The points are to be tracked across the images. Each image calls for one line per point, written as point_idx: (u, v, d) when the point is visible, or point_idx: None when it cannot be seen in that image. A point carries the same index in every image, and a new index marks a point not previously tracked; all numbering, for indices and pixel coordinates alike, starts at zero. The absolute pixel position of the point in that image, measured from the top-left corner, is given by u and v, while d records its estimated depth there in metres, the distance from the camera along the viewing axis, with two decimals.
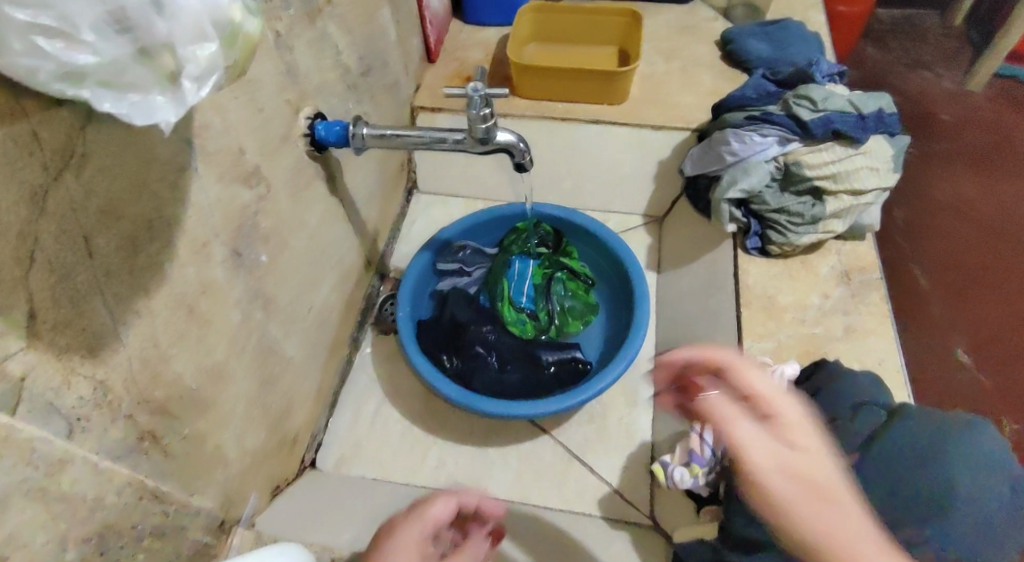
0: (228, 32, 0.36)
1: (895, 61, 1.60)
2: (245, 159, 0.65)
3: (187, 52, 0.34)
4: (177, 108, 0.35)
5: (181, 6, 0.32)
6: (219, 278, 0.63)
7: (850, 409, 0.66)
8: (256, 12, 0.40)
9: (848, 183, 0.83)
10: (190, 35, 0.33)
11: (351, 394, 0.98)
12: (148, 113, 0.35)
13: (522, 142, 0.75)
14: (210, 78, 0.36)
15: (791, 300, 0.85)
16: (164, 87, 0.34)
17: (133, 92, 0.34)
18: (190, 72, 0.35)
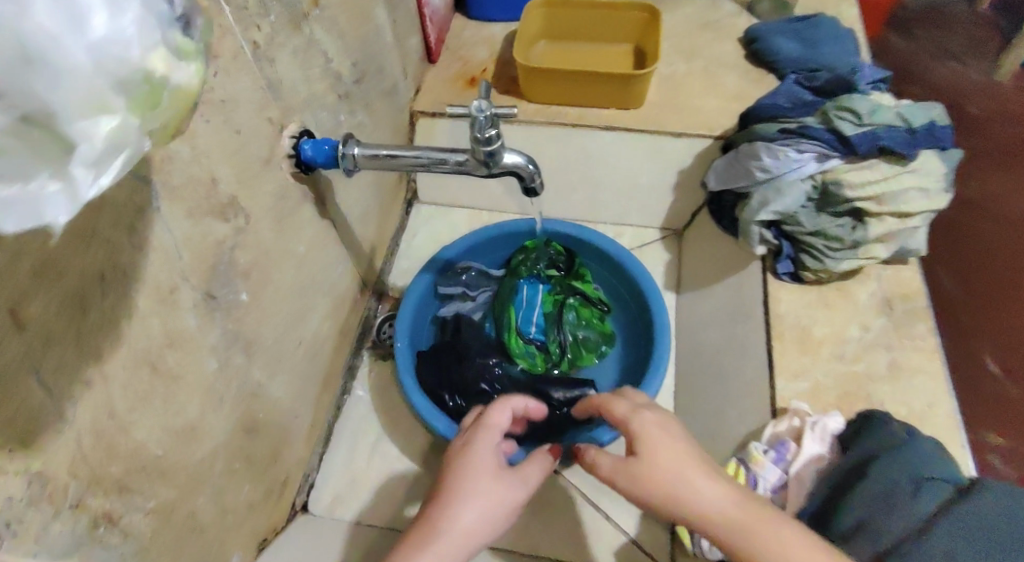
0: (141, 95, 0.28)
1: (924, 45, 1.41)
2: (220, 189, 0.57)
3: (76, 129, 0.26)
4: (72, 202, 0.28)
5: (66, 70, 0.25)
6: (192, 328, 0.55)
7: (914, 479, 0.58)
8: (200, 61, 0.32)
9: (894, 206, 0.74)
10: (80, 107, 0.26)
11: (346, 427, 0.91)
12: (32, 210, 0.27)
13: (532, 163, 0.66)
14: (111, 162, 0.28)
15: (828, 331, 0.77)
16: (52, 171, 0.27)
17: (9, 184, 0.27)
18: (84, 155, 0.27)
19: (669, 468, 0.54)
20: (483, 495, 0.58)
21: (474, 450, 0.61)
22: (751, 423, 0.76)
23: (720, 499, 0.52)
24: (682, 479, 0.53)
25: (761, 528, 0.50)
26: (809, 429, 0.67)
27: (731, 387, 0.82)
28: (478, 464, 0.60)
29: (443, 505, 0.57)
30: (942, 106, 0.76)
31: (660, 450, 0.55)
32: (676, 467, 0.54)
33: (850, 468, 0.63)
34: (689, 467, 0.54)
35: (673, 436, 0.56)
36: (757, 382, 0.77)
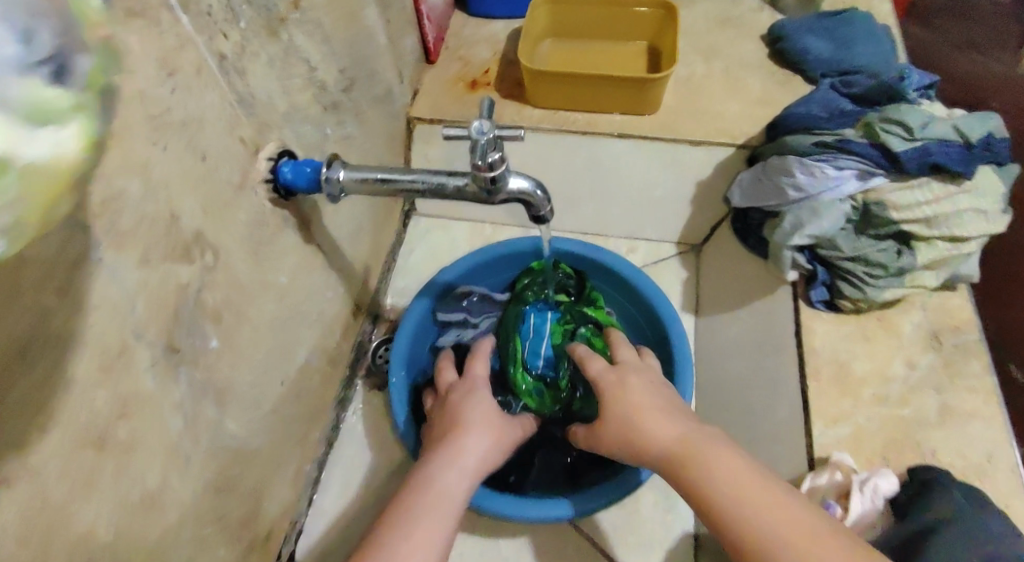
0: None
1: (940, 44, 1.20)
2: (183, 225, 0.49)
3: None
4: None
5: None
6: (148, 388, 0.47)
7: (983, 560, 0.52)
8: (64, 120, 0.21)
9: (944, 229, 0.67)
10: None
11: (338, 464, 0.84)
12: None
13: (541, 189, 0.59)
14: None
15: (869, 368, 0.69)
16: None
17: None
18: None
19: (635, 407, 0.63)
20: (485, 429, 0.66)
21: (474, 399, 0.70)
22: (785, 472, 0.68)
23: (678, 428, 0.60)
24: (644, 414, 0.62)
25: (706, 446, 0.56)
26: (858, 489, 0.59)
27: (760, 431, 0.75)
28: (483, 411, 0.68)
29: (452, 438, 0.64)
30: (999, 116, 0.68)
31: (627, 396, 0.64)
32: (639, 406, 0.63)
33: (902, 541, 0.56)
34: (650, 407, 0.62)
35: (640, 385, 0.66)
36: (791, 424, 0.69)
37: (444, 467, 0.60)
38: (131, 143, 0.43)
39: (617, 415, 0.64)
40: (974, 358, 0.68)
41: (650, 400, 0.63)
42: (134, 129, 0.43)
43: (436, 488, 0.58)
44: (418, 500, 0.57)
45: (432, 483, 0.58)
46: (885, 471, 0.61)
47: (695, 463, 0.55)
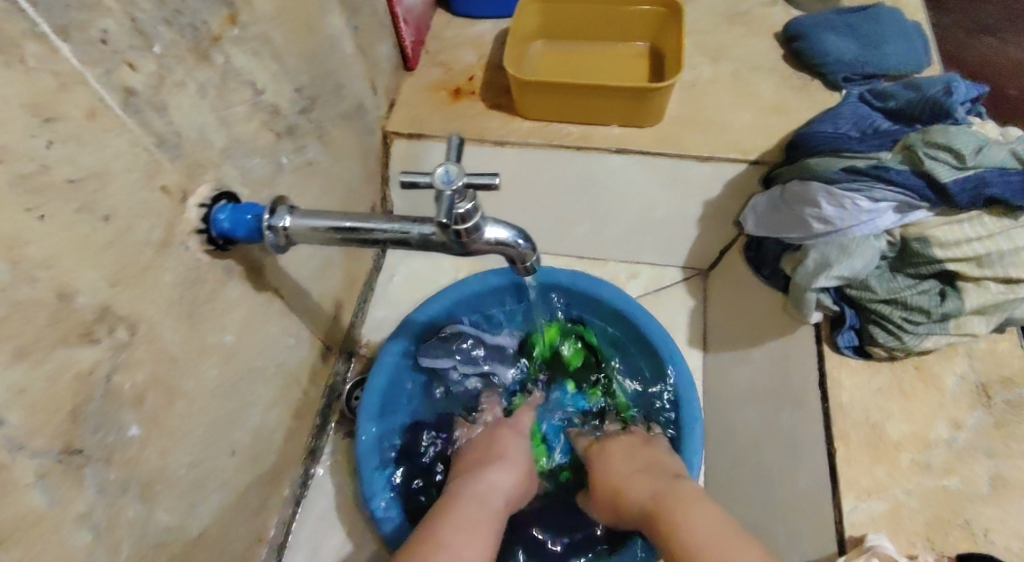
0: None
1: (949, 25, 1.06)
2: (79, 304, 0.40)
3: None
4: None
5: None
6: (33, 507, 0.38)
7: None
8: None
9: (999, 270, 0.57)
10: None
11: (306, 527, 0.75)
12: None
13: (523, 238, 0.50)
14: None
15: (906, 431, 0.59)
16: None
17: None
18: None
19: (616, 475, 0.64)
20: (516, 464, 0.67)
21: (508, 433, 0.71)
22: (809, 551, 0.59)
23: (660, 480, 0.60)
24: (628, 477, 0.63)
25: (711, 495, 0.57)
26: None
27: (777, 497, 0.66)
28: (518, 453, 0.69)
29: (483, 466, 0.65)
30: None
31: (613, 461, 0.66)
32: (621, 471, 0.64)
33: None
34: (628, 467, 0.64)
35: (625, 449, 0.68)
36: (814, 493, 0.60)
37: (479, 492, 0.60)
38: None
39: (603, 484, 0.65)
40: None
41: (639, 458, 0.65)
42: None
43: (475, 504, 0.58)
44: (457, 512, 0.57)
45: (468, 501, 0.59)
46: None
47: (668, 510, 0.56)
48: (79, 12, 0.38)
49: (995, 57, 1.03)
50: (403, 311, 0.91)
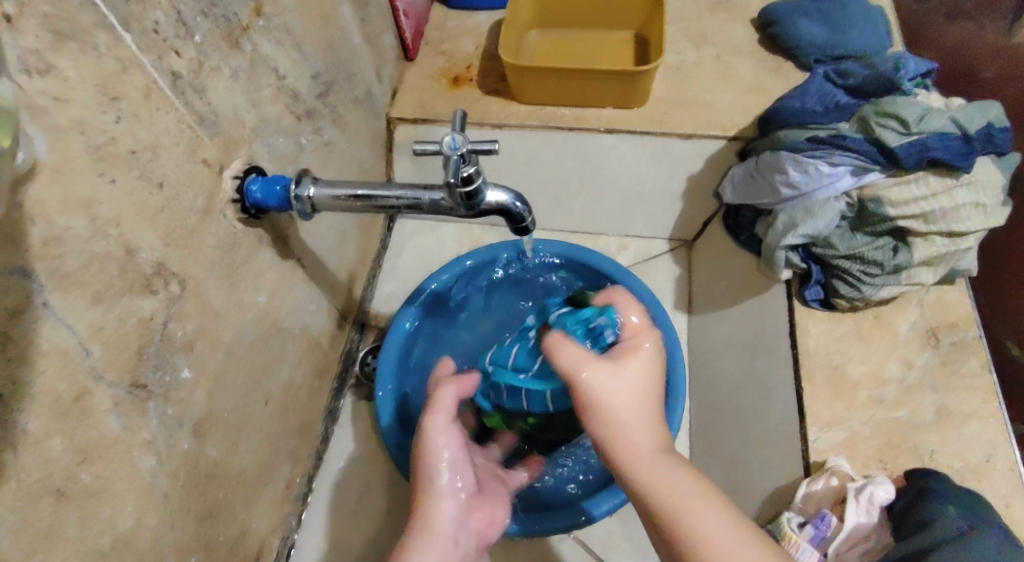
0: None
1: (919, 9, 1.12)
2: (140, 259, 0.47)
3: None
4: None
5: None
6: (112, 430, 0.46)
7: None
8: None
9: (943, 225, 0.64)
10: None
11: (329, 477, 0.81)
12: None
13: (520, 200, 0.57)
14: None
15: (864, 371, 0.67)
16: None
17: None
18: None
19: (608, 416, 0.50)
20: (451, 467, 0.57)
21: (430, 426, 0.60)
22: (778, 477, 0.66)
23: (664, 463, 0.49)
24: (622, 429, 0.50)
25: (681, 466, 0.49)
26: (853, 498, 0.56)
27: (751, 432, 0.73)
28: (441, 404, 0.60)
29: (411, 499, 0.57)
30: (1000, 105, 0.66)
31: (623, 372, 0.51)
32: (614, 409, 0.50)
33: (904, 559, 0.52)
34: (631, 418, 0.50)
35: (640, 359, 0.52)
36: (784, 427, 0.67)
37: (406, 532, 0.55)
38: (73, 180, 0.41)
39: (594, 415, 0.50)
40: (967, 355, 0.66)
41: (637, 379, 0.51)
42: (75, 162, 0.41)
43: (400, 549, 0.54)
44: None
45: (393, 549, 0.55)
46: (884, 476, 0.59)
47: (682, 513, 0.47)
48: (135, 5, 0.44)
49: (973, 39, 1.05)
50: (410, 283, 0.97)
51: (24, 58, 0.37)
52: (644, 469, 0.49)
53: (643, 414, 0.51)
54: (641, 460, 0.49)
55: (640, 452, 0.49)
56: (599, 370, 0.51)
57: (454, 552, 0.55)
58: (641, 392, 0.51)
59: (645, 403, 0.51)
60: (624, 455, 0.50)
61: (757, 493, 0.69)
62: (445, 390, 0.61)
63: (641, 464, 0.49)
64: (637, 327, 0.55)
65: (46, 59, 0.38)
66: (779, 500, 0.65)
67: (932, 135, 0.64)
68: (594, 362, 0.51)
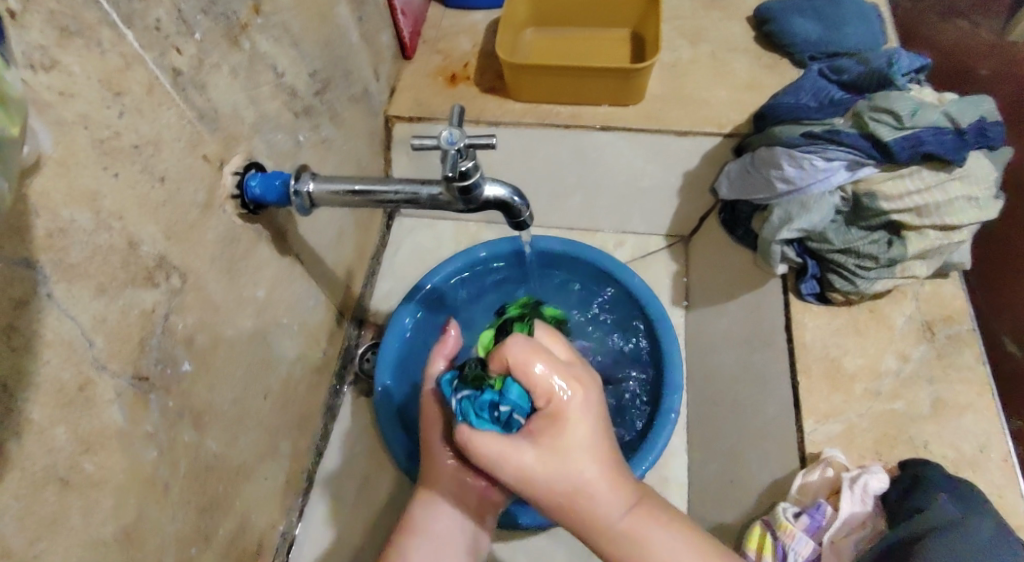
0: None
1: None
2: (143, 252, 0.48)
3: None
4: None
5: None
6: (115, 421, 0.46)
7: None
8: None
9: (936, 218, 0.65)
10: None
11: (329, 473, 0.82)
12: None
13: (518, 195, 0.58)
14: None
15: (860, 363, 0.67)
16: None
17: None
18: None
19: (550, 492, 0.45)
20: (446, 452, 0.62)
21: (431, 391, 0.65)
22: (775, 469, 0.67)
23: (626, 529, 0.45)
24: (576, 510, 0.45)
25: (649, 516, 0.46)
26: (847, 487, 0.57)
27: (747, 425, 0.74)
28: (432, 375, 0.66)
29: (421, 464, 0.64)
30: (991, 99, 0.67)
31: (564, 444, 0.45)
32: (562, 495, 0.45)
33: (897, 543, 0.52)
34: (586, 504, 0.45)
35: (573, 426, 0.45)
36: (780, 420, 0.68)
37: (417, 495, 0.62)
38: (76, 173, 0.41)
39: (542, 501, 0.46)
40: (961, 347, 0.67)
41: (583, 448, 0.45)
42: (81, 156, 0.42)
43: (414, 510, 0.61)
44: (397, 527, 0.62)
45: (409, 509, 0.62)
46: (878, 466, 0.59)
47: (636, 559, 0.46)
48: (137, 2, 0.45)
49: (970, 38, 1.05)
50: (408, 280, 0.98)
51: (30, 54, 0.38)
52: (595, 524, 0.46)
53: (588, 486, 0.45)
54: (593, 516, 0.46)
55: (589, 513, 0.45)
56: (525, 458, 0.45)
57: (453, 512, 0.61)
58: (574, 471, 0.45)
59: (590, 471, 0.45)
60: (572, 518, 0.46)
61: (753, 485, 0.70)
62: (438, 365, 0.67)
63: (593, 520, 0.46)
64: (567, 383, 0.46)
65: (51, 55, 0.39)
66: (776, 491, 0.66)
67: (926, 129, 0.64)
68: (517, 450, 0.45)
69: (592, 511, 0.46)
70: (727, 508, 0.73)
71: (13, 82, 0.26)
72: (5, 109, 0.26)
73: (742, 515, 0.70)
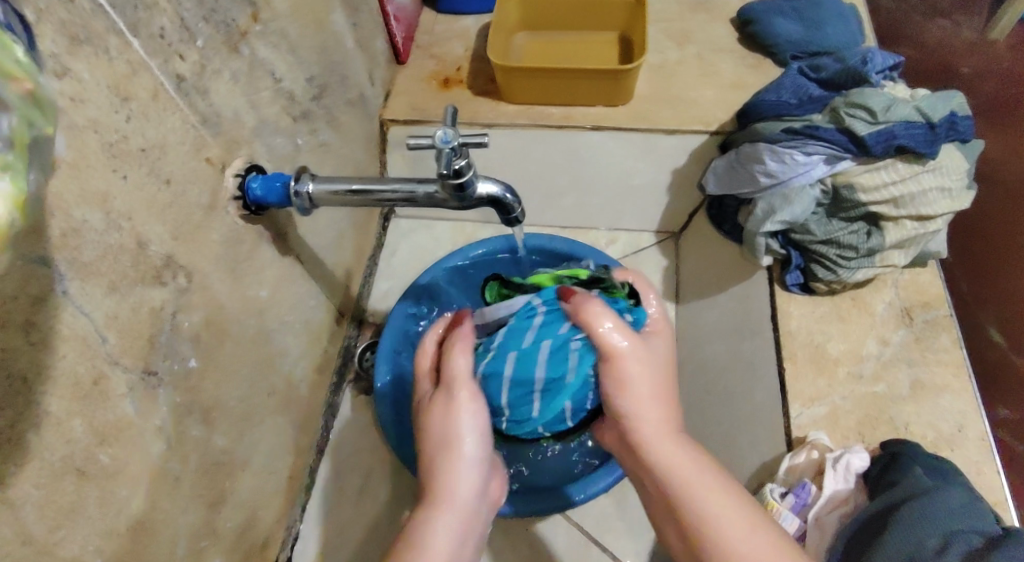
0: None
1: None
2: (151, 251, 0.50)
3: None
4: None
5: None
6: (128, 414, 0.48)
7: None
8: None
9: (912, 209, 0.68)
10: None
11: (330, 469, 0.84)
12: None
13: (510, 191, 0.60)
14: None
15: (843, 349, 0.70)
16: None
17: None
18: None
19: (638, 380, 0.49)
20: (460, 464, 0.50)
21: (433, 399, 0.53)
22: (763, 453, 0.69)
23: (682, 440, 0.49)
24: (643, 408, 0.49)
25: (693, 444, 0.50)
26: (830, 466, 0.60)
27: (738, 413, 0.76)
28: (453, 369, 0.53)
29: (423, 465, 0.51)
30: (962, 93, 0.70)
31: (659, 355, 0.51)
32: (643, 381, 0.49)
33: (874, 514, 0.55)
34: (656, 401, 0.50)
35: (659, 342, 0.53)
36: (768, 405, 0.70)
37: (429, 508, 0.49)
38: (87, 176, 0.43)
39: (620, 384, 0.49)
40: (938, 333, 0.69)
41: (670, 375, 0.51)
42: (92, 159, 0.44)
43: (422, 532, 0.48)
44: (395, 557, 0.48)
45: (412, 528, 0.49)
46: (858, 445, 0.62)
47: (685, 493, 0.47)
48: (142, 12, 0.47)
49: (950, 38, 1.08)
50: (406, 280, 1.00)
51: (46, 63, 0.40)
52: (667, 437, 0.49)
53: (664, 397, 0.50)
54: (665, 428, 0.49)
55: (658, 423, 0.49)
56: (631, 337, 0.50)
57: (469, 520, 0.50)
58: (661, 367, 0.51)
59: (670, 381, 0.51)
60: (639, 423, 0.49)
61: (743, 470, 0.72)
62: (462, 360, 0.53)
63: (668, 427, 0.49)
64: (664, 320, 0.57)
65: (63, 62, 0.41)
66: (765, 473, 0.68)
67: (899, 124, 0.67)
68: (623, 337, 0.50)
69: (662, 421, 0.49)
70: None
71: (44, 86, 0.30)
72: (44, 110, 0.30)
73: None
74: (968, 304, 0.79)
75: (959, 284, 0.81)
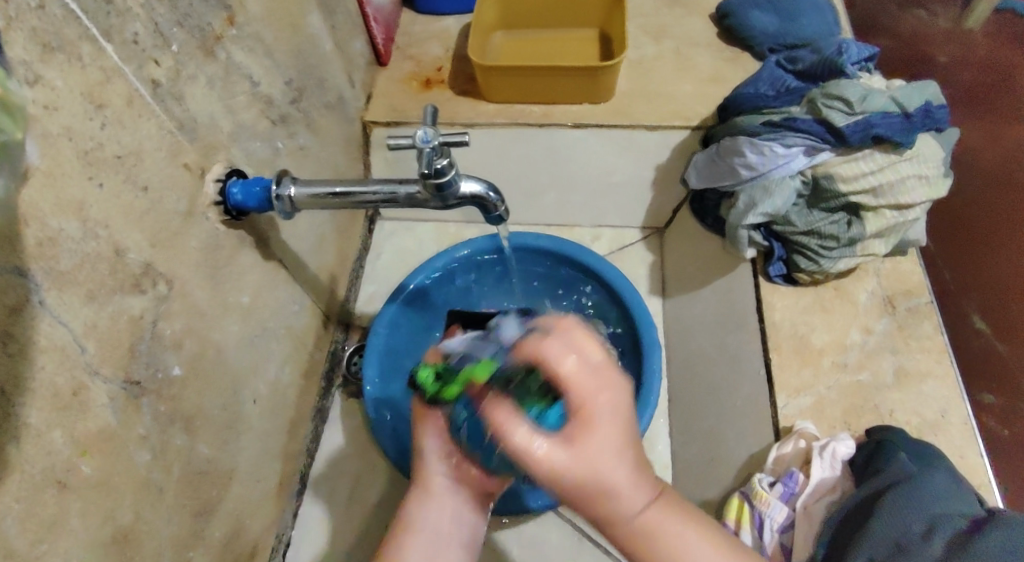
0: None
1: None
2: (129, 259, 0.49)
3: None
4: None
5: None
6: (110, 425, 0.48)
7: None
8: None
9: (890, 198, 0.68)
10: None
11: (320, 475, 0.83)
12: None
13: (493, 190, 0.60)
14: None
15: (828, 339, 0.70)
16: None
17: None
18: None
19: (585, 486, 0.41)
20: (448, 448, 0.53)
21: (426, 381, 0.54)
22: (750, 445, 0.70)
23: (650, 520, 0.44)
24: (598, 505, 0.42)
25: (670, 511, 0.45)
26: (817, 454, 0.60)
27: (725, 406, 0.76)
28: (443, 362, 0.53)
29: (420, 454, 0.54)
30: (936, 84, 0.71)
31: (602, 461, 0.41)
32: (586, 492, 0.41)
33: (862, 501, 0.56)
34: (614, 495, 0.42)
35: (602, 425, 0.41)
36: (755, 397, 0.71)
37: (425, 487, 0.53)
38: (61, 182, 0.43)
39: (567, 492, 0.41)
40: (919, 321, 0.70)
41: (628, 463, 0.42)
42: (67, 167, 0.43)
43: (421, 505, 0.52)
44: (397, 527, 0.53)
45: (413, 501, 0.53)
46: (843, 432, 0.63)
47: None
48: (115, 18, 0.47)
49: (927, 28, 1.09)
50: (392, 283, 0.99)
51: (16, 70, 0.39)
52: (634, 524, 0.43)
53: (617, 495, 0.42)
54: (623, 521, 0.43)
55: (619, 518, 0.43)
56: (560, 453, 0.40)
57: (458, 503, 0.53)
58: (607, 465, 0.41)
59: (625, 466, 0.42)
60: (600, 516, 0.43)
61: (732, 463, 0.73)
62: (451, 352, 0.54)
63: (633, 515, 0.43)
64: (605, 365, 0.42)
65: (35, 70, 0.41)
66: (754, 465, 0.68)
67: (875, 114, 0.68)
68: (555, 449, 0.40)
69: (623, 515, 0.43)
70: (708, 487, 0.75)
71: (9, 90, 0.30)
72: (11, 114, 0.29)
73: (721, 492, 0.73)
74: (953, 299, 0.80)
75: (945, 279, 0.81)
